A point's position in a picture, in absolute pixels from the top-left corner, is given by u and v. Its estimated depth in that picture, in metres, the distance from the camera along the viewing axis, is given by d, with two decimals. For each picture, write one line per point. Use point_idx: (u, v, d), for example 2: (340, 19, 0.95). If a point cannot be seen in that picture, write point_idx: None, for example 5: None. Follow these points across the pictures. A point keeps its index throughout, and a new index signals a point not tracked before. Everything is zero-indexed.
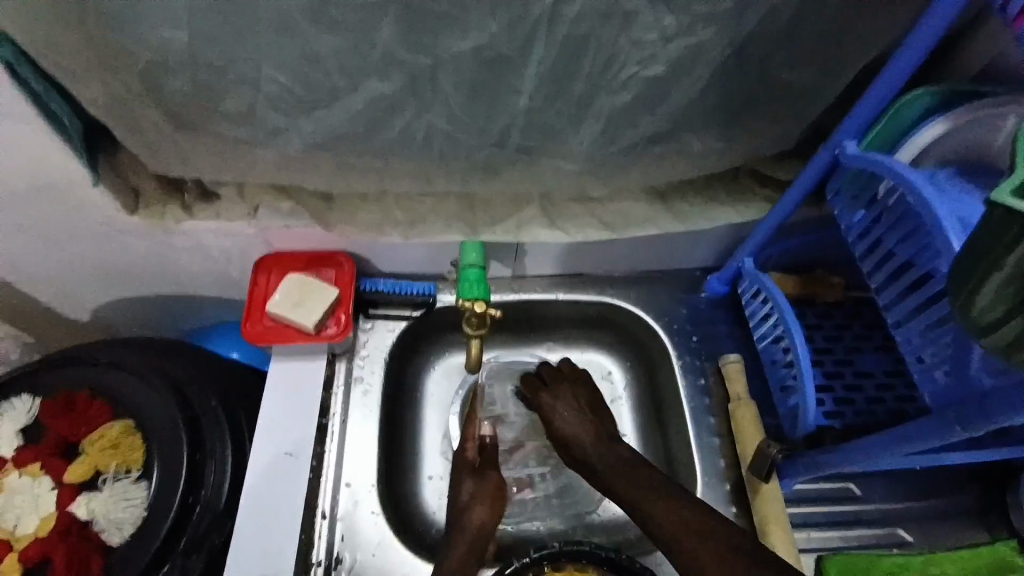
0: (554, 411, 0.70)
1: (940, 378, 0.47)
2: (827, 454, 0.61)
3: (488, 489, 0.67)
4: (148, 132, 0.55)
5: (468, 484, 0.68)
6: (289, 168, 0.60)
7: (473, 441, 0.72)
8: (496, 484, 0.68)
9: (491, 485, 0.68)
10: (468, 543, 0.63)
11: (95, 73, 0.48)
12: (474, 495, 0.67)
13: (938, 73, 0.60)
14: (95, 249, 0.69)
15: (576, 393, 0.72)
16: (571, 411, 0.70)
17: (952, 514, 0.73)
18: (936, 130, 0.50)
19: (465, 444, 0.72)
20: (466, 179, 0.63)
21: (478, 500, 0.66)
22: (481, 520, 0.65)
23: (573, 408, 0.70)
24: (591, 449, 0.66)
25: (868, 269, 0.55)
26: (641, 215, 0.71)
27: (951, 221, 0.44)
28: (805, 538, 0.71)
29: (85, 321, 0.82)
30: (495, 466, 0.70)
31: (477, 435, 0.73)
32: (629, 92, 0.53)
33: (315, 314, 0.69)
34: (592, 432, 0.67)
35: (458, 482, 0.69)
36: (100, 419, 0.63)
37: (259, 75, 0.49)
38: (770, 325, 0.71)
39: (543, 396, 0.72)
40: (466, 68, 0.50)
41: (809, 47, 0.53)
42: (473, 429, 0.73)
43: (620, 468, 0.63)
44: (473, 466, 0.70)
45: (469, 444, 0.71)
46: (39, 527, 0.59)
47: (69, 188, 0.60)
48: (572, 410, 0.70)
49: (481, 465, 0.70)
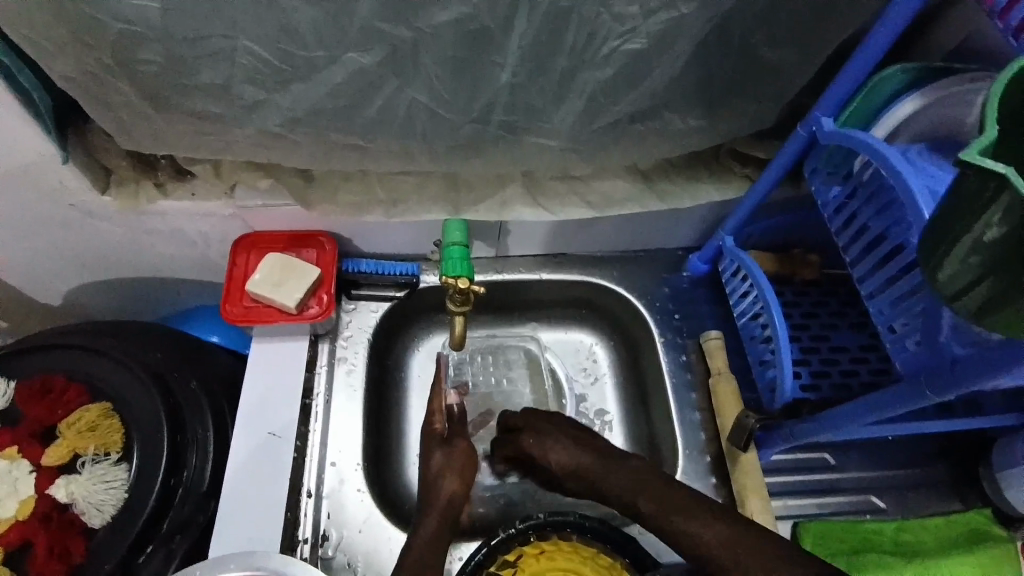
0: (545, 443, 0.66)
1: (911, 347, 0.49)
2: (802, 425, 0.63)
3: (460, 459, 0.67)
4: (120, 108, 0.54)
5: (438, 457, 0.67)
6: (267, 145, 0.59)
7: (440, 413, 0.71)
8: (464, 452, 0.67)
9: (460, 455, 0.68)
10: (438, 519, 0.63)
11: (62, 45, 0.47)
12: (443, 468, 0.67)
13: (915, 49, 0.61)
14: (66, 231, 0.68)
15: (549, 422, 0.68)
16: (557, 447, 0.66)
17: (923, 482, 0.76)
18: (908, 108, 0.51)
19: (433, 416, 0.71)
20: (448, 156, 0.62)
21: (447, 472, 0.66)
22: (452, 490, 0.65)
23: (554, 435, 0.67)
24: (596, 474, 0.63)
25: (843, 245, 0.56)
26: (624, 193, 0.71)
27: (923, 192, 0.45)
28: (782, 507, 0.73)
29: (59, 307, 0.81)
30: (465, 434, 0.70)
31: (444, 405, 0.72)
32: (611, 67, 0.53)
33: (297, 294, 0.69)
34: (588, 460, 0.64)
35: (427, 454, 0.68)
36: (77, 402, 0.62)
37: (234, 47, 0.48)
38: (749, 302, 0.73)
39: (530, 428, 0.68)
40: (445, 41, 0.50)
41: (789, 23, 0.53)
42: (440, 400, 0.72)
43: (630, 480, 0.61)
44: (442, 437, 0.69)
45: (437, 416, 0.71)
46: (20, 509, 0.58)
47: (38, 167, 0.59)
48: (558, 443, 0.66)
49: (449, 434, 0.70)
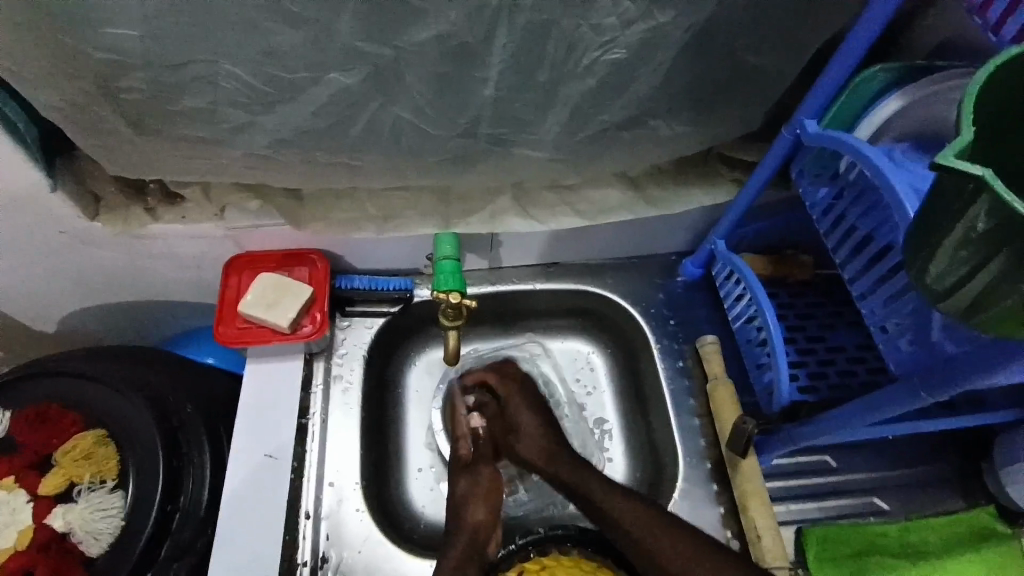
0: (520, 411, 0.73)
1: (904, 346, 0.48)
2: (800, 428, 0.62)
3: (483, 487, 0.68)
4: (107, 136, 0.54)
5: (463, 484, 0.69)
6: (254, 166, 0.59)
7: (465, 437, 0.72)
8: (488, 478, 0.69)
9: (484, 481, 0.69)
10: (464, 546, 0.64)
11: (48, 77, 0.47)
12: (469, 495, 0.68)
13: (895, 48, 0.61)
14: (57, 259, 0.68)
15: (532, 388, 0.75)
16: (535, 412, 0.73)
17: (926, 479, 0.75)
18: (890, 108, 0.52)
19: (458, 441, 0.72)
20: (438, 171, 0.63)
21: (473, 499, 0.68)
22: (478, 521, 0.66)
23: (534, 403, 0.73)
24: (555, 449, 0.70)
25: (832, 246, 0.56)
26: (613, 202, 0.71)
27: (908, 192, 0.45)
28: (786, 511, 0.73)
29: (54, 334, 0.81)
30: (488, 461, 0.71)
31: (467, 429, 0.73)
32: (593, 78, 0.54)
33: (290, 312, 0.69)
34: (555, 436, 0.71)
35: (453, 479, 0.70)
36: (71, 430, 0.62)
37: (218, 73, 0.48)
38: (744, 305, 0.72)
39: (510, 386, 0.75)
40: (427, 59, 0.50)
41: (768, 29, 0.53)
42: (463, 424, 0.73)
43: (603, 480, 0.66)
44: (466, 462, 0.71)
45: (462, 442, 0.72)
46: (18, 540, 0.58)
47: (29, 197, 0.59)
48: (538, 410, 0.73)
49: (474, 459, 0.71)
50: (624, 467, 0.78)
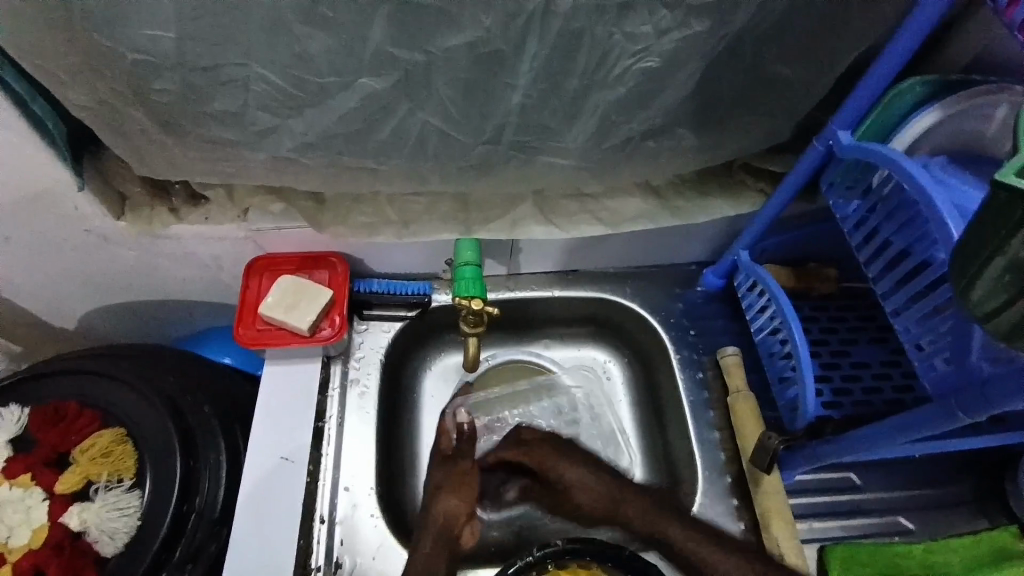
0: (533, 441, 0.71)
1: (939, 366, 0.47)
2: (826, 445, 0.61)
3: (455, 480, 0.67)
4: (135, 135, 0.54)
5: (437, 475, 0.68)
6: (278, 169, 0.59)
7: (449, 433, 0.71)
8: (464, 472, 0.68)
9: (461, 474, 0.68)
10: (433, 542, 0.64)
11: (79, 76, 0.47)
12: (439, 486, 0.67)
13: (928, 63, 0.60)
14: (82, 257, 0.68)
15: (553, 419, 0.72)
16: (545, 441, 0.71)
17: (950, 501, 0.73)
18: (929, 119, 0.50)
19: (442, 438, 0.71)
20: (461, 177, 0.62)
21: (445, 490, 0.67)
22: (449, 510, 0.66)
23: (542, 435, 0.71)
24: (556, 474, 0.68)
25: (864, 260, 0.55)
26: (637, 211, 0.70)
27: (949, 209, 0.43)
28: (809, 529, 0.71)
29: (73, 331, 0.81)
30: (468, 455, 0.69)
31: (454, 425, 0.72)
32: (624, 86, 0.53)
33: (309, 316, 0.68)
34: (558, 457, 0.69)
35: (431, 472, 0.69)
36: (90, 427, 0.62)
37: (249, 75, 0.48)
38: (767, 318, 0.71)
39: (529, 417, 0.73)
40: (458, 65, 0.49)
41: (805, 40, 0.52)
42: (449, 423, 0.72)
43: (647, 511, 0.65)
44: (445, 455, 0.69)
45: (445, 437, 0.71)
46: (33, 538, 0.58)
47: (56, 195, 0.59)
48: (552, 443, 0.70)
49: (454, 453, 0.69)
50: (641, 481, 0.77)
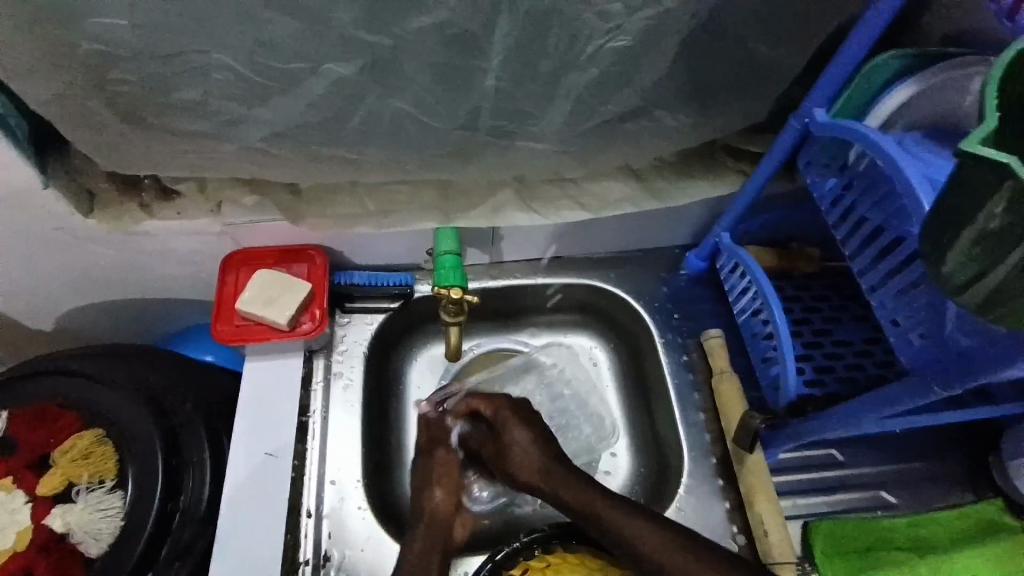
0: (509, 424, 0.68)
1: (916, 341, 0.47)
2: (808, 422, 0.61)
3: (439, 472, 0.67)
4: (99, 130, 0.53)
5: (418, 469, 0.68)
6: (250, 161, 0.58)
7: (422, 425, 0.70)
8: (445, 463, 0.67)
9: (442, 467, 0.67)
10: (423, 540, 0.62)
11: (36, 70, 0.46)
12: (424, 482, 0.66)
13: (903, 39, 0.60)
14: (53, 256, 0.67)
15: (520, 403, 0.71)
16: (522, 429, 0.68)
17: (934, 474, 0.74)
18: (905, 95, 0.50)
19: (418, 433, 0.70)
20: (438, 164, 0.62)
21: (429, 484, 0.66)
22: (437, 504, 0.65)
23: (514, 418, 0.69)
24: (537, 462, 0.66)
25: (841, 237, 0.55)
26: (618, 195, 0.70)
27: (920, 180, 0.43)
28: (793, 506, 0.72)
29: (51, 333, 0.80)
30: (446, 445, 0.69)
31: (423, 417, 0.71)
32: (597, 67, 0.52)
33: (289, 310, 0.68)
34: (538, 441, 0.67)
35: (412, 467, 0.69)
36: (70, 428, 0.61)
37: (211, 63, 0.47)
38: (749, 299, 0.71)
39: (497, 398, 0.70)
40: (426, 48, 0.49)
41: (778, 17, 0.52)
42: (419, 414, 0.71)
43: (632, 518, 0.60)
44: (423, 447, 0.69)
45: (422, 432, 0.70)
46: (16, 542, 0.57)
47: (21, 194, 0.58)
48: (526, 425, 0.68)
49: (431, 444, 0.69)
50: (630, 464, 0.78)
